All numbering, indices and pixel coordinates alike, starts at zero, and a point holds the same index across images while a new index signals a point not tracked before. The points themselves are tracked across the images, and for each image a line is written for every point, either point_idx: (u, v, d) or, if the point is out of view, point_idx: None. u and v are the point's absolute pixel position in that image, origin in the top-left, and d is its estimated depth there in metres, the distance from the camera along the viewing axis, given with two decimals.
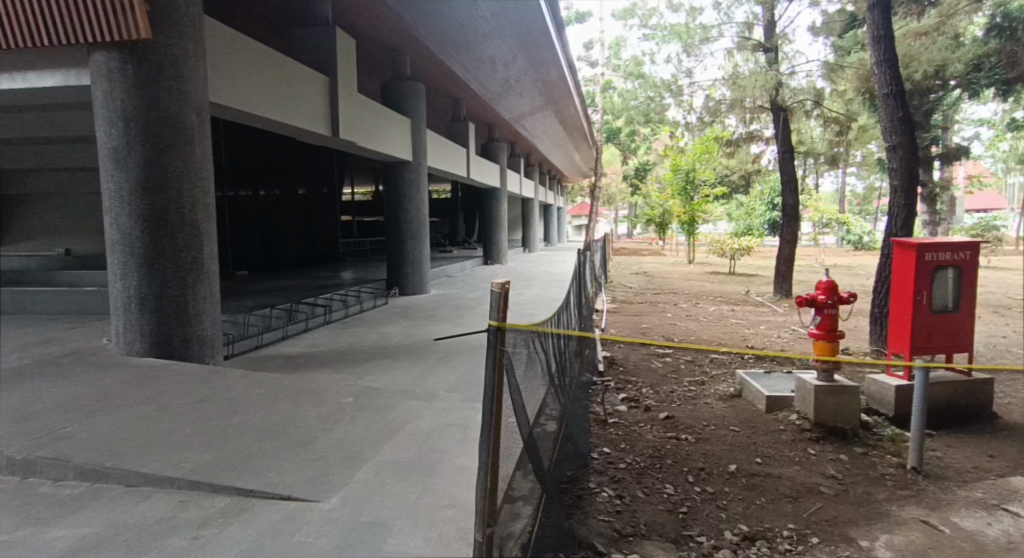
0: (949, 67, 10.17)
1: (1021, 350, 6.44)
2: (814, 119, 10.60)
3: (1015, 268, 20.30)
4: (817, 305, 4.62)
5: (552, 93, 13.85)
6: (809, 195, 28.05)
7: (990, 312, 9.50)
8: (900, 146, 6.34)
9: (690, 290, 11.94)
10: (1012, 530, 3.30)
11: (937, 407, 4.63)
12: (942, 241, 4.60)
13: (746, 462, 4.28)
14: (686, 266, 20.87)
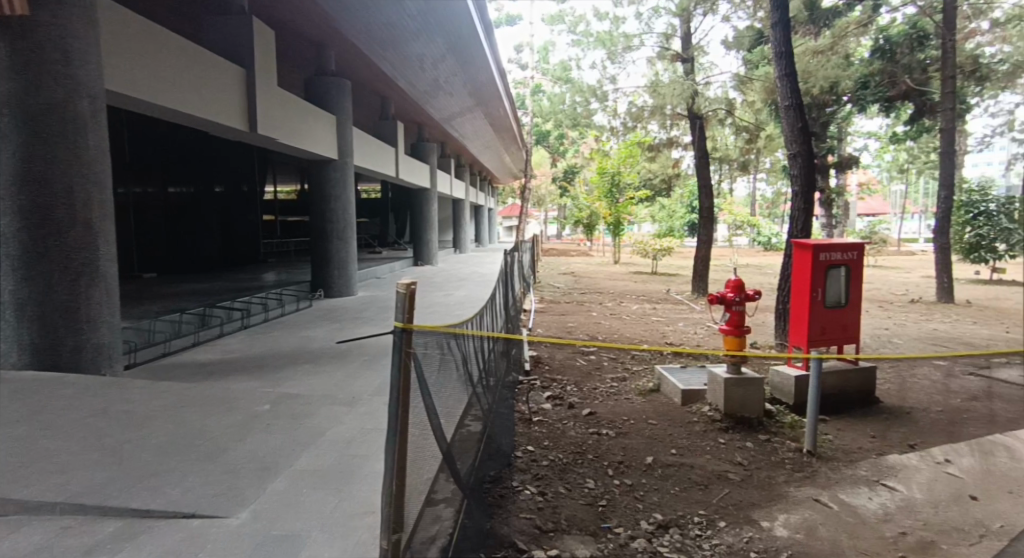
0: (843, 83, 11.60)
1: (900, 340, 7.15)
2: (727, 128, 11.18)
3: (898, 267, 22.52)
4: (726, 302, 4.88)
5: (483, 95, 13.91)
6: (725, 199, 29.71)
7: (875, 307, 10.46)
8: (799, 154, 6.84)
9: (615, 290, 12.32)
10: (888, 503, 3.66)
11: (831, 394, 5.02)
12: (833, 243, 5.03)
13: (662, 454, 4.47)
14: (613, 266, 21.53)
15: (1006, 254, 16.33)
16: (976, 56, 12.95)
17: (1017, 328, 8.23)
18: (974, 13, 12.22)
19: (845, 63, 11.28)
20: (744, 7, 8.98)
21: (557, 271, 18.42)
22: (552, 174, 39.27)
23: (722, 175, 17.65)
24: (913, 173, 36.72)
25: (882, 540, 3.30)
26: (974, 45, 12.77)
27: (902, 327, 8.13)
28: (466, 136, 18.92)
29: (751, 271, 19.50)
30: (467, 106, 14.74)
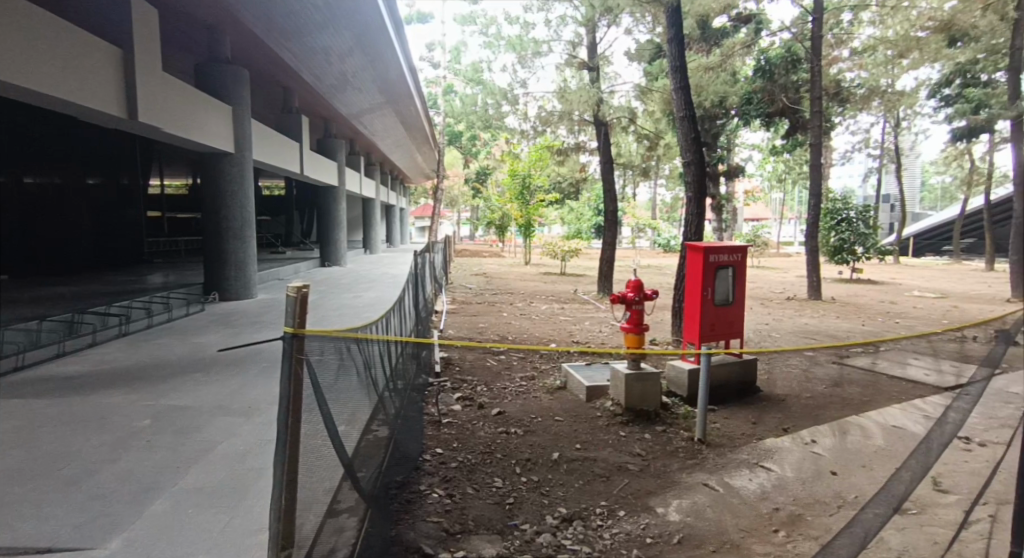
0: (731, 100, 12.67)
1: (778, 334, 7.91)
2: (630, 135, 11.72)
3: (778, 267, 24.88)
4: (627, 301, 5.11)
5: (393, 92, 13.60)
6: (629, 203, 31.28)
7: (757, 304, 11.47)
8: (692, 162, 7.35)
9: (524, 290, 12.53)
10: (766, 483, 4.04)
11: (719, 385, 5.44)
12: (721, 245, 5.45)
13: (567, 449, 4.62)
14: (524, 266, 21.91)
15: (863, 256, 18.60)
16: (839, 81, 14.64)
17: (870, 320, 9.38)
18: (836, 42, 13.83)
19: (732, 80, 12.29)
20: (645, 22, 9.49)
21: (470, 271, 18.43)
22: (464, 174, 39.31)
23: (626, 181, 18.57)
24: (790, 182, 40.82)
25: (760, 517, 3.64)
26: (837, 70, 14.42)
27: (780, 322, 8.99)
28: (376, 133, 18.40)
29: (652, 272, 20.67)
30: (377, 103, 14.35)
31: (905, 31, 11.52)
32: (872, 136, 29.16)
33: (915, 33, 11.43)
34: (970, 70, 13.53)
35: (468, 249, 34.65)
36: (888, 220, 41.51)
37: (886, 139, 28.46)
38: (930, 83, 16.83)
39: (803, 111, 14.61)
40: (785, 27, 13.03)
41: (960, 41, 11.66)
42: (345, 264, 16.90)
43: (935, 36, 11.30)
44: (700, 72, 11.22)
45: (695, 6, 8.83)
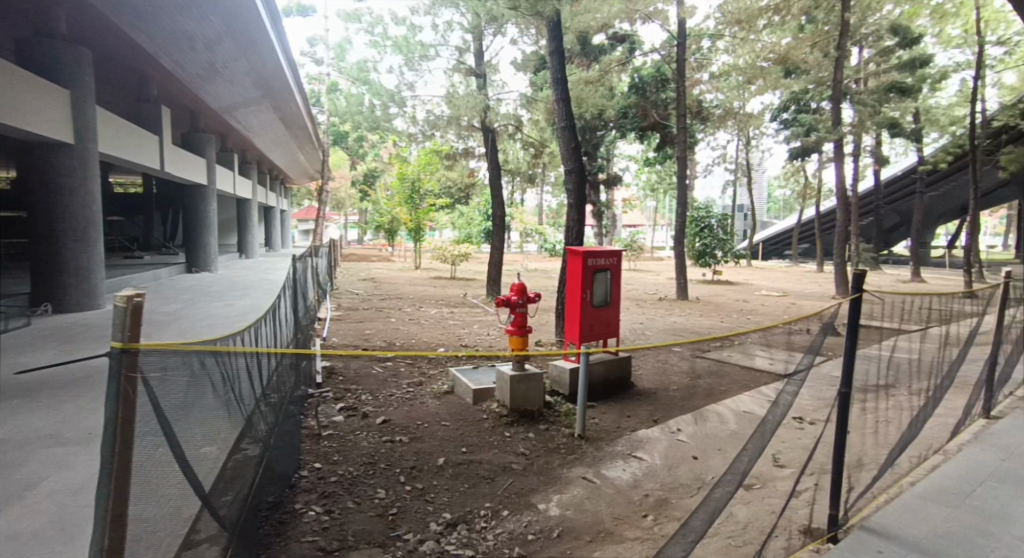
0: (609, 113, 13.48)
1: (650, 332, 8.53)
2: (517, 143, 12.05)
3: (653, 270, 26.86)
4: (512, 304, 5.27)
5: (271, 87, 12.77)
6: (518, 209, 32.09)
7: (634, 305, 12.28)
8: (572, 170, 7.72)
9: (413, 295, 12.33)
10: (637, 472, 4.34)
11: (597, 382, 5.75)
12: (598, 250, 5.78)
13: (453, 453, 4.60)
14: (415, 271, 21.60)
15: (722, 259, 20.73)
16: (700, 101, 16.22)
17: (726, 318, 10.44)
18: (698, 66, 15.29)
19: (609, 94, 13.11)
20: (528, 34, 9.83)
21: (357, 277, 17.80)
22: (351, 176, 37.93)
23: (513, 188, 19.04)
24: (662, 192, 44.37)
25: (632, 504, 3.89)
26: (699, 91, 15.95)
27: (652, 321, 9.72)
28: (253, 129, 17.16)
29: (539, 275, 21.34)
30: (252, 97, 13.36)
31: (751, 61, 13.09)
32: (731, 153, 32.62)
33: (760, 63, 13.02)
34: (803, 98, 15.65)
35: (357, 253, 33.46)
36: (742, 227, 46.85)
37: (741, 155, 31.96)
38: (773, 107, 19.21)
39: (672, 127, 15.96)
40: (654, 49, 14.17)
41: (794, 72, 13.44)
42: (216, 269, 15.51)
43: (774, 67, 12.95)
44: (580, 85, 11.82)
45: (575, 23, 9.31)
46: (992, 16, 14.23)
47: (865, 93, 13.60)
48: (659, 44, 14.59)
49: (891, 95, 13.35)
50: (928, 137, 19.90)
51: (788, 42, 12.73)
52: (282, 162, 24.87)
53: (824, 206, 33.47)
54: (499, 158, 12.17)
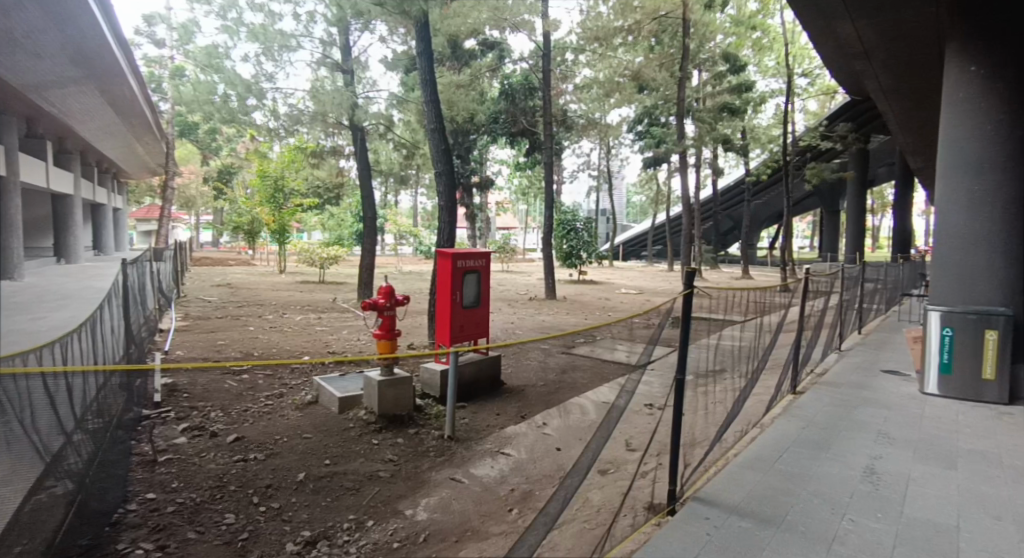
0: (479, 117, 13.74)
1: (520, 331, 8.84)
2: (389, 143, 11.89)
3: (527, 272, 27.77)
4: (379, 308, 5.15)
5: (95, 67, 11.14)
6: (393, 211, 31.37)
7: (505, 305, 12.61)
8: (442, 173, 7.76)
9: (276, 301, 11.54)
10: (505, 467, 4.46)
11: (467, 382, 5.80)
12: (467, 251, 5.86)
13: (316, 466, 4.33)
14: (279, 275, 20.19)
15: (587, 260, 22.05)
16: (566, 110, 17.10)
17: (588, 315, 11.15)
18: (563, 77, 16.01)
19: (478, 99, 13.36)
20: (396, 33, 9.69)
21: (210, 282, 16.20)
22: (202, 172, 34.32)
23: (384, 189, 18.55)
24: (533, 196, 45.91)
25: (498, 500, 3.99)
26: (564, 101, 17.13)
27: (522, 320, 10.07)
28: (74, 113, 14.84)
29: (413, 278, 21.07)
30: (71, 76, 11.53)
31: (609, 76, 14.08)
32: (596, 160, 34.77)
33: (617, 79, 14.08)
34: (654, 112, 17.27)
35: (212, 257, 30.45)
36: (607, 230, 50.32)
37: (605, 163, 34.18)
38: (629, 120, 20.91)
39: (539, 134, 16.61)
40: (522, 58, 14.71)
41: (646, 88, 14.71)
42: (20, 276, 13.19)
43: (629, 83, 14.09)
44: (451, 88, 11.74)
45: (444, 26, 9.39)
46: (797, 52, 17.01)
47: (703, 111, 15.23)
48: (526, 54, 15.12)
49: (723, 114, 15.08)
50: (756, 153, 22.95)
51: (641, 61, 13.80)
52: (116, 154, 21.84)
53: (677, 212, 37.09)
54: (367, 156, 11.83)
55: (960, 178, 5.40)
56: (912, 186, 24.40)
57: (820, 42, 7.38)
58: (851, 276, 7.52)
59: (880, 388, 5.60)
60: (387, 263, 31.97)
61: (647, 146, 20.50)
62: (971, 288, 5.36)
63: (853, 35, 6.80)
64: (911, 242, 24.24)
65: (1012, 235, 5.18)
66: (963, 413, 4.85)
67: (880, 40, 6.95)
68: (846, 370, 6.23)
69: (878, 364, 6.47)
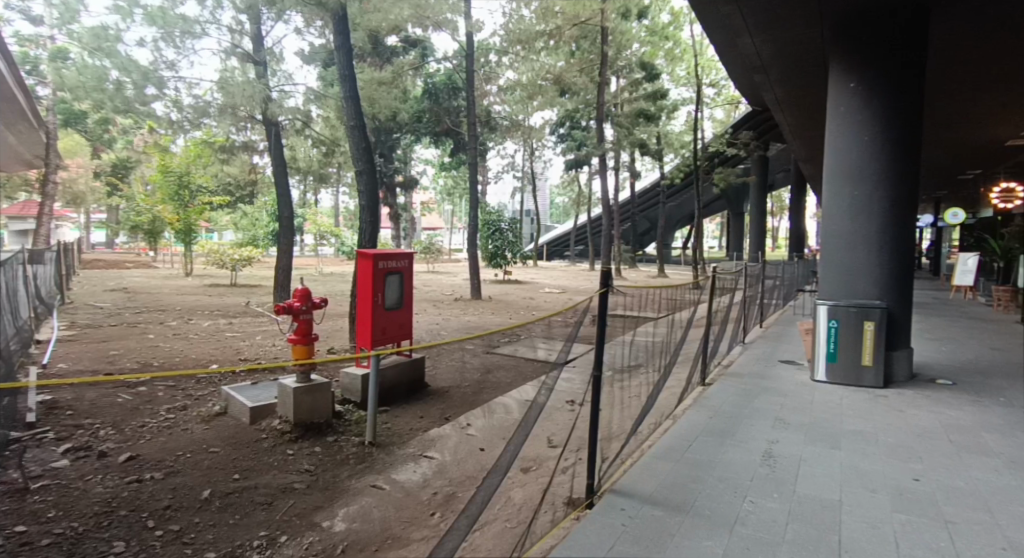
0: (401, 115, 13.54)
1: (445, 332, 8.80)
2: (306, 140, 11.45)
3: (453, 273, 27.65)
4: (294, 311, 4.91)
5: None
6: (311, 210, 30.14)
7: (430, 306, 12.50)
8: (363, 171, 7.58)
9: (180, 306, 10.74)
10: (427, 471, 4.40)
11: (389, 386, 5.68)
12: (390, 253, 5.75)
13: (222, 482, 4.05)
14: (184, 278, 18.80)
15: (512, 260, 22.27)
16: (490, 111, 17.19)
17: (512, 314, 11.31)
18: (486, 78, 15.97)
19: (401, 97, 13.14)
20: (313, 25, 9.36)
21: (103, 287, 14.80)
22: (92, 167, 31.26)
23: (300, 187, 17.71)
24: (459, 195, 45.67)
25: (421, 505, 3.93)
26: (488, 102, 17.22)
27: (446, 321, 10.02)
28: None
29: (334, 280, 20.34)
30: None
31: (532, 79, 14.35)
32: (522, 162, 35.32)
33: (539, 82, 14.32)
34: (575, 116, 17.77)
35: (105, 259, 27.79)
36: (531, 231, 51.15)
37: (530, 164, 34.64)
38: (552, 123, 21.37)
39: (463, 134, 16.52)
40: (446, 57, 14.65)
41: (567, 92, 15.08)
42: None
43: (551, 86, 14.41)
44: (372, 85, 11.46)
45: (364, 20, 9.27)
46: (705, 64, 18.18)
47: (622, 117, 15.87)
48: (449, 53, 15.06)
49: (640, 120, 15.80)
50: (670, 157, 24.21)
51: (560, 65, 14.65)
52: None
53: (599, 214, 38.39)
54: (282, 153, 11.33)
55: (842, 183, 5.95)
56: (807, 191, 26.69)
57: (724, 55, 7.90)
58: (753, 274, 8.12)
59: (778, 377, 6.07)
60: (306, 265, 30.45)
61: (569, 149, 21.06)
62: (853, 284, 5.93)
63: (752, 50, 7.34)
64: (804, 241, 26.52)
65: (886, 237, 5.77)
66: (847, 397, 5.36)
67: (775, 55, 7.54)
68: (749, 362, 6.70)
69: (776, 355, 7.01)
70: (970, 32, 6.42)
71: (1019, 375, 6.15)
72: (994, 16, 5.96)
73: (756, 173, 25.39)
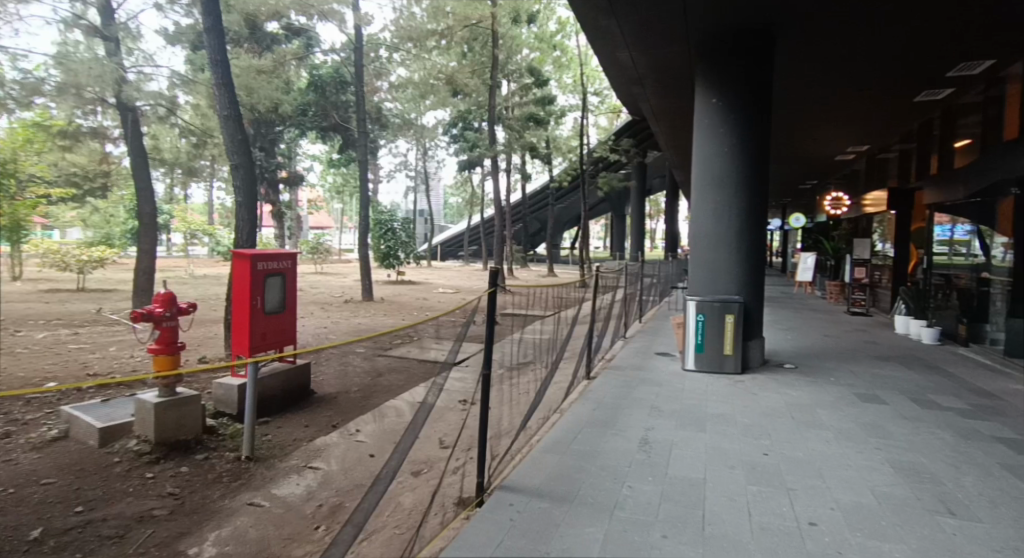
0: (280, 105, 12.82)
1: (331, 335, 8.44)
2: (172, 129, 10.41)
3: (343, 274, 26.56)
4: (154, 318, 4.41)
5: None
6: (179, 206, 27.32)
7: (316, 309, 11.92)
8: (240, 165, 7.29)
9: (6, 316, 9.20)
10: (312, 483, 4.18)
11: (270, 395, 5.33)
12: (269, 253, 5.39)
13: (60, 516, 3.47)
14: (14, 284, 16.10)
15: (405, 260, 21.87)
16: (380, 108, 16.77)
17: (402, 315, 11.14)
18: (376, 73, 15.59)
19: (283, 87, 12.42)
20: (178, 3, 8.56)
21: None
22: None
23: (163, 181, 16.02)
24: (349, 193, 44.02)
25: (303, 519, 3.72)
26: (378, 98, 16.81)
27: (333, 324, 9.62)
28: None
29: (207, 283, 18.60)
30: None
31: (425, 77, 14.24)
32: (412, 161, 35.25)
33: (431, 80, 14.22)
34: (468, 117, 17.88)
35: None
36: (425, 232, 50.62)
37: (425, 164, 34.28)
38: (444, 123, 21.34)
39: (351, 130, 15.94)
40: (333, 50, 14.08)
41: (460, 92, 15.15)
42: None
43: (443, 85, 14.40)
44: (249, 73, 10.69)
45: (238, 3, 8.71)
46: (589, 73, 19.21)
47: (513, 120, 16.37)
48: (337, 46, 14.50)
49: (530, 123, 16.40)
50: (560, 161, 25.29)
51: (453, 65, 14.62)
52: None
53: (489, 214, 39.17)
54: (139, 141, 10.23)
55: (707, 190, 6.55)
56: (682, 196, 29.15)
57: (606, 65, 8.38)
58: (632, 273, 8.69)
59: (655, 368, 6.54)
60: (173, 267, 27.47)
61: (462, 149, 21.16)
62: (717, 281, 6.56)
63: (629, 62, 7.85)
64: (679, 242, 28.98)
65: (743, 240, 6.46)
66: (712, 384, 5.93)
67: (649, 70, 8.18)
68: (629, 355, 7.17)
69: (653, 348, 7.57)
70: (804, 61, 7.41)
71: (846, 357, 7.20)
72: (824, 48, 6.91)
73: (636, 178, 27.24)
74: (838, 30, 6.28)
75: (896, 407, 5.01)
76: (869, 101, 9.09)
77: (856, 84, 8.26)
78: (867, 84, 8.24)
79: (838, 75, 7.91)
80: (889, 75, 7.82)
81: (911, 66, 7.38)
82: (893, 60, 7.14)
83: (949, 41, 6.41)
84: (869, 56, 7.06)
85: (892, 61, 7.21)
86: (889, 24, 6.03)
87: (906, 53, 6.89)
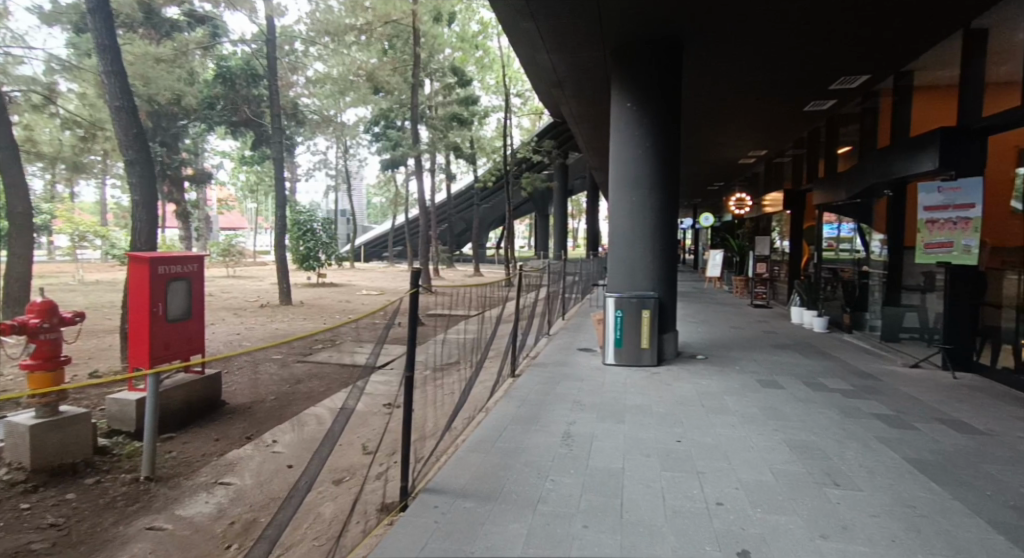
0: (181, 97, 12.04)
1: (241, 342, 7.99)
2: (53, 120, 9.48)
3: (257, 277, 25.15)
4: (29, 330, 3.98)
5: None
6: (64, 205, 24.67)
7: (227, 315, 11.24)
8: (136, 163, 7.35)
9: None
10: (223, 500, 3.93)
11: (174, 410, 4.99)
12: (172, 257, 5.01)
13: None
14: None
15: (325, 261, 21.12)
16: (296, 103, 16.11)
17: (320, 319, 10.76)
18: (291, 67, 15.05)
19: (186, 79, 11.81)
20: None
21: None
22: None
23: (40, 177, 14.33)
24: (263, 192, 41.78)
25: (213, 539, 3.49)
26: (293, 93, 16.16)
27: (244, 330, 9.12)
28: None
29: (99, 289, 16.94)
30: None
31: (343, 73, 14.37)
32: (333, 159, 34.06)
33: (351, 77, 14.47)
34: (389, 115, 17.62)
35: None
36: (347, 233, 49.09)
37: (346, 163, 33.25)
38: (365, 121, 20.86)
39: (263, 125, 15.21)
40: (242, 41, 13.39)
41: (380, 89, 14.89)
42: None
43: (363, 82, 14.62)
44: (145, 61, 10.01)
45: None
46: (512, 75, 19.49)
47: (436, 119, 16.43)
48: (248, 37, 13.83)
49: (454, 123, 16.54)
50: (484, 161, 25.44)
51: (373, 63, 14.61)
52: None
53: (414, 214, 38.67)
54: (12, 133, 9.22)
55: (625, 190, 6.81)
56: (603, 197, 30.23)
57: (527, 67, 8.54)
58: (554, 271, 8.88)
59: (577, 364, 6.72)
60: (59, 273, 24.79)
61: (383, 148, 20.77)
62: (634, 278, 6.85)
63: (549, 65, 8.03)
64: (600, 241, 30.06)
65: (657, 238, 6.78)
66: (631, 376, 6.18)
67: (568, 73, 8.42)
68: (552, 351, 7.32)
69: (575, 344, 7.78)
70: (710, 70, 7.90)
71: (750, 347, 7.75)
72: (727, 59, 7.41)
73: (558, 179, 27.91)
74: (740, 42, 6.74)
75: (791, 391, 5.46)
76: (768, 109, 9.86)
77: (756, 94, 8.93)
78: (766, 94, 8.93)
79: (740, 84, 8.51)
80: (783, 86, 8.51)
81: (802, 79, 8.07)
82: (786, 72, 7.79)
83: (833, 57, 7.07)
84: (766, 68, 7.65)
85: (785, 73, 7.85)
86: (783, 39, 6.56)
87: (798, 67, 7.54)
